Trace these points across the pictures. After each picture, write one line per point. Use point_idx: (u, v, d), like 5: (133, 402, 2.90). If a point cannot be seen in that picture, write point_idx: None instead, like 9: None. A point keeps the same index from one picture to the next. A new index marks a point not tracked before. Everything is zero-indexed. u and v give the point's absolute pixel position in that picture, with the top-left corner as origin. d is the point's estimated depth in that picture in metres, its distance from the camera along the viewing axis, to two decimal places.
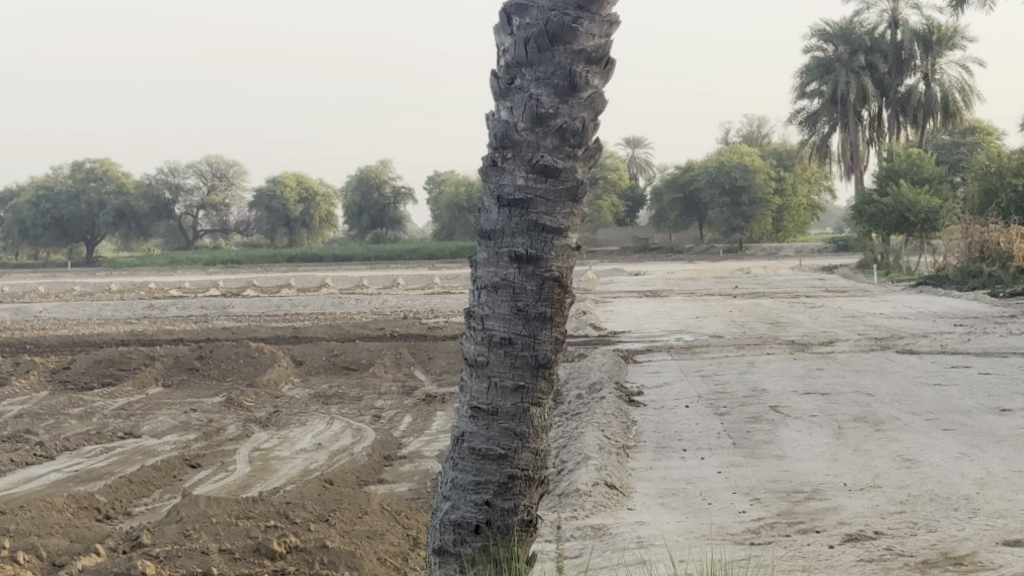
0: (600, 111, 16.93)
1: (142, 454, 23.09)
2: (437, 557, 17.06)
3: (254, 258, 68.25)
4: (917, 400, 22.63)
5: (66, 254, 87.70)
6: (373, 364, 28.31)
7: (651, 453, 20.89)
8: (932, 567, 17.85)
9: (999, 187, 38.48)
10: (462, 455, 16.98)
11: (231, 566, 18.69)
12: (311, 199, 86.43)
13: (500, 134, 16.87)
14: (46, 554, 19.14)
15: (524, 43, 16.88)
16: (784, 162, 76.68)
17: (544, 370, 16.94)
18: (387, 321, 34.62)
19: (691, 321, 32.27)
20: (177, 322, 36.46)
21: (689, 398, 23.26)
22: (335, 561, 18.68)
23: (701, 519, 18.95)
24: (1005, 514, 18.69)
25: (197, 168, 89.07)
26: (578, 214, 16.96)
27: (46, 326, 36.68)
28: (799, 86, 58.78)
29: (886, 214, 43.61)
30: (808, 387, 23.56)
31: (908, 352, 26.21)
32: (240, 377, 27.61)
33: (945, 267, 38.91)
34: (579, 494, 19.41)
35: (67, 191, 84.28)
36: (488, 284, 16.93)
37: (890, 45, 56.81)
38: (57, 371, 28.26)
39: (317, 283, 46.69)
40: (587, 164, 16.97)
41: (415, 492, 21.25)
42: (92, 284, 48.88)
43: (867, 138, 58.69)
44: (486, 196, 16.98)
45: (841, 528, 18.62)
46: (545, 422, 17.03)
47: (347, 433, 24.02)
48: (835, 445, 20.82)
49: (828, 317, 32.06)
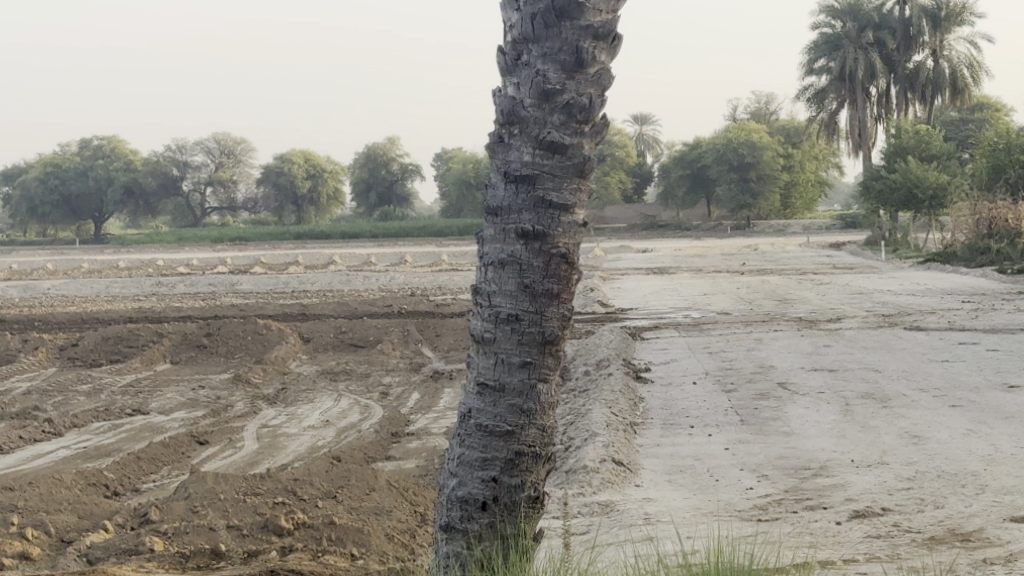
0: (606, 88, 16.55)
1: (150, 431, 23.12)
2: (444, 533, 16.70)
3: (261, 236, 68.13)
4: (925, 376, 22.64)
5: (73, 231, 87.86)
6: (382, 341, 28.33)
7: (658, 430, 20.91)
8: (939, 543, 17.83)
9: (1007, 163, 38.20)
10: (469, 432, 16.64)
11: (239, 543, 18.71)
12: (318, 175, 86.47)
13: (507, 110, 16.49)
14: (55, 531, 19.16)
15: (531, 19, 16.47)
16: (792, 139, 76.27)
17: (551, 346, 16.58)
18: (395, 298, 34.68)
19: (699, 298, 32.26)
20: (186, 300, 36.48)
21: (696, 375, 23.30)
22: (342, 537, 18.64)
23: (708, 496, 18.96)
24: (1013, 491, 18.67)
25: (205, 145, 89.03)
26: (586, 190, 16.58)
27: (53, 304, 36.73)
28: (806, 63, 58.78)
29: (894, 191, 43.61)
30: (815, 363, 23.56)
31: (916, 328, 26.20)
32: (249, 354, 27.70)
33: (953, 244, 38.79)
34: (587, 470, 19.40)
35: (74, 168, 84.09)
36: (495, 261, 16.56)
37: (898, 21, 56.78)
38: (65, 348, 28.30)
39: (325, 260, 46.70)
40: (595, 140, 16.58)
41: (422, 469, 21.25)
42: (99, 261, 48.75)
43: (875, 115, 58.46)
44: (493, 173, 16.61)
45: (848, 504, 18.61)
46: (552, 399, 16.69)
47: (355, 410, 24.04)
48: (842, 421, 20.83)
49: (835, 294, 32.06)
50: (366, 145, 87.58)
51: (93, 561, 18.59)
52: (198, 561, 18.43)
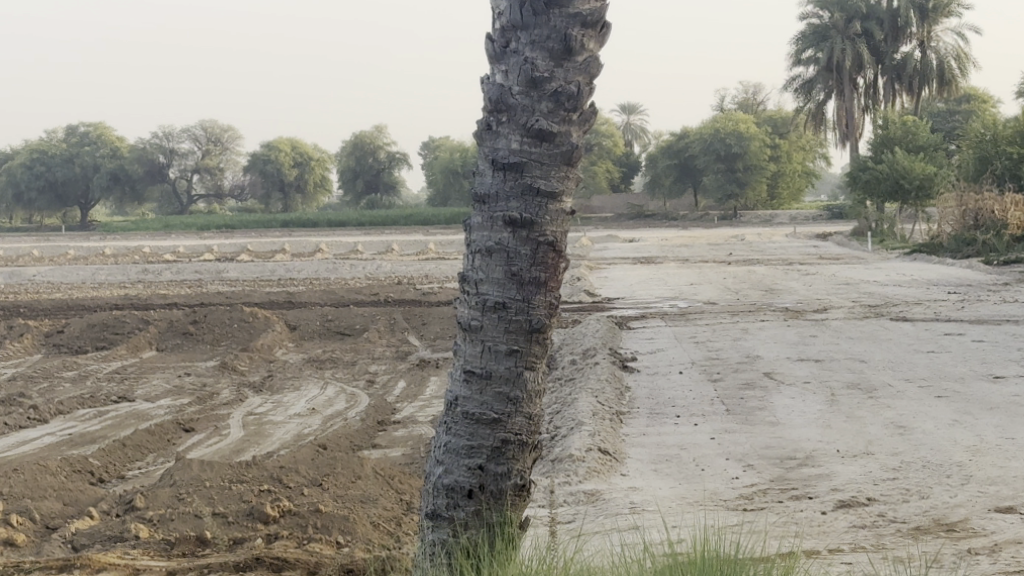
0: (595, 76, 16.48)
1: (135, 418, 23.10)
2: (430, 521, 16.64)
3: (248, 223, 68.00)
4: (911, 366, 22.66)
5: (60, 218, 87.76)
6: (368, 329, 28.33)
7: (644, 419, 20.93)
8: (925, 533, 17.83)
9: (994, 154, 38.44)
10: (456, 420, 16.56)
11: (224, 530, 18.66)
12: (305, 164, 86.66)
13: (494, 97, 16.39)
14: (40, 517, 19.12)
15: (520, 7, 16.38)
16: (778, 130, 75.49)
17: (538, 334, 16.51)
18: (381, 287, 34.68)
19: (685, 287, 32.27)
20: (172, 287, 36.41)
21: (682, 364, 23.31)
22: (327, 524, 18.60)
23: (694, 485, 18.96)
24: (998, 481, 18.70)
25: (191, 132, 89.11)
26: (573, 177, 16.51)
27: (39, 290, 36.65)
28: (794, 53, 58.86)
29: (881, 181, 43.65)
30: (802, 353, 23.59)
31: (902, 318, 26.28)
32: (235, 341, 27.65)
33: (940, 235, 38.80)
34: (572, 459, 19.40)
35: (60, 154, 83.79)
36: (482, 249, 16.47)
37: (885, 12, 56.76)
38: (51, 334, 28.23)
39: (311, 248, 46.65)
40: (583, 128, 16.51)
41: (408, 457, 21.22)
42: (85, 247, 48.61)
43: (862, 105, 58.49)
44: (481, 160, 16.52)
45: (833, 494, 18.62)
46: (539, 386, 16.62)
47: (341, 398, 24.02)
48: (828, 411, 20.87)
49: (821, 284, 32.10)
50: (352, 134, 87.47)
51: (78, 548, 18.55)
52: (184, 549, 18.39)
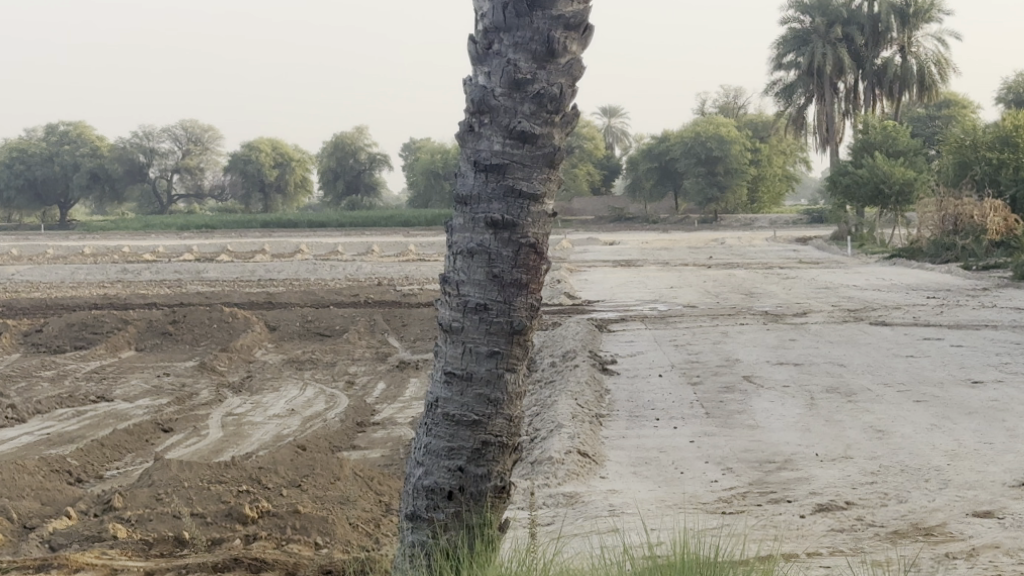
0: (577, 78, 16.47)
1: (115, 418, 23.03)
2: (409, 522, 16.63)
3: (229, 222, 67.97)
4: (890, 371, 22.70)
5: (39, 217, 87.42)
6: (347, 330, 28.30)
7: (623, 422, 20.94)
8: (902, 537, 17.86)
9: (973, 160, 38.62)
10: (436, 421, 16.54)
11: (203, 531, 18.61)
12: (286, 164, 86.56)
13: (477, 98, 16.37)
14: (18, 517, 19.06)
15: (502, 8, 16.37)
16: (759, 134, 75.78)
17: (519, 336, 16.49)
18: (362, 288, 34.58)
19: (666, 290, 32.30)
20: (151, 287, 36.27)
21: (662, 367, 23.35)
22: (306, 525, 18.57)
23: (672, 488, 18.98)
24: (974, 486, 18.74)
25: (172, 131, 88.95)
26: (554, 180, 16.50)
27: (19, 290, 36.50)
28: (776, 57, 58.99)
29: (860, 185, 43.71)
30: (781, 357, 23.60)
31: (881, 323, 26.33)
32: (214, 341, 27.60)
33: (920, 239, 38.97)
34: (552, 461, 19.41)
35: (40, 153, 83.45)
36: (464, 250, 16.45)
37: (866, 17, 56.85)
38: (29, 334, 28.16)
39: (292, 249, 46.61)
40: (565, 130, 16.52)
41: (387, 458, 21.20)
42: (66, 247, 48.39)
43: (843, 110, 58.49)
44: (463, 161, 16.51)
45: (812, 497, 18.64)
46: (519, 388, 16.60)
47: (320, 399, 23.98)
48: (807, 415, 20.88)
49: (801, 288, 32.16)
50: (333, 135, 87.34)
51: (56, 548, 18.49)
52: (161, 549, 18.34)
